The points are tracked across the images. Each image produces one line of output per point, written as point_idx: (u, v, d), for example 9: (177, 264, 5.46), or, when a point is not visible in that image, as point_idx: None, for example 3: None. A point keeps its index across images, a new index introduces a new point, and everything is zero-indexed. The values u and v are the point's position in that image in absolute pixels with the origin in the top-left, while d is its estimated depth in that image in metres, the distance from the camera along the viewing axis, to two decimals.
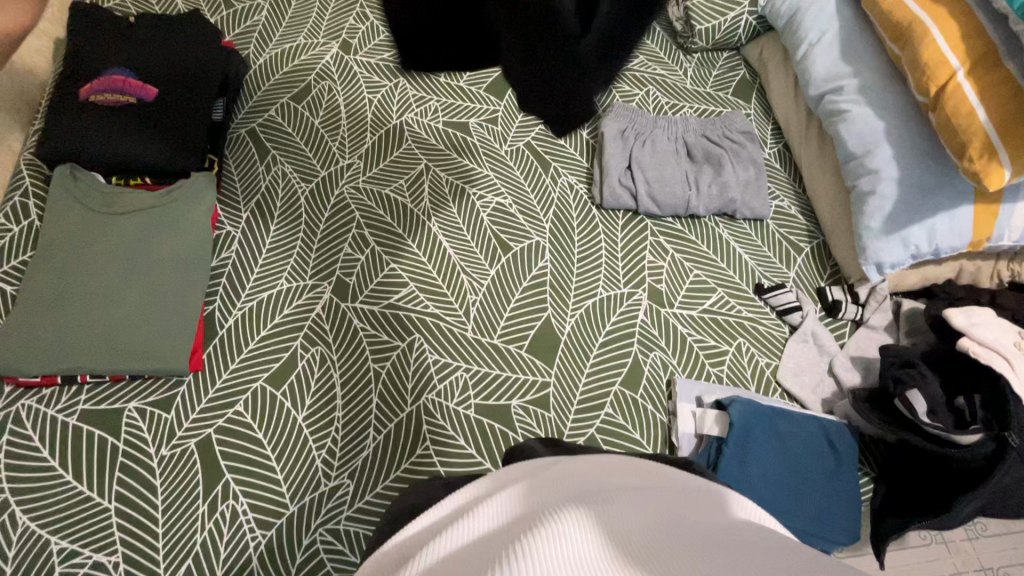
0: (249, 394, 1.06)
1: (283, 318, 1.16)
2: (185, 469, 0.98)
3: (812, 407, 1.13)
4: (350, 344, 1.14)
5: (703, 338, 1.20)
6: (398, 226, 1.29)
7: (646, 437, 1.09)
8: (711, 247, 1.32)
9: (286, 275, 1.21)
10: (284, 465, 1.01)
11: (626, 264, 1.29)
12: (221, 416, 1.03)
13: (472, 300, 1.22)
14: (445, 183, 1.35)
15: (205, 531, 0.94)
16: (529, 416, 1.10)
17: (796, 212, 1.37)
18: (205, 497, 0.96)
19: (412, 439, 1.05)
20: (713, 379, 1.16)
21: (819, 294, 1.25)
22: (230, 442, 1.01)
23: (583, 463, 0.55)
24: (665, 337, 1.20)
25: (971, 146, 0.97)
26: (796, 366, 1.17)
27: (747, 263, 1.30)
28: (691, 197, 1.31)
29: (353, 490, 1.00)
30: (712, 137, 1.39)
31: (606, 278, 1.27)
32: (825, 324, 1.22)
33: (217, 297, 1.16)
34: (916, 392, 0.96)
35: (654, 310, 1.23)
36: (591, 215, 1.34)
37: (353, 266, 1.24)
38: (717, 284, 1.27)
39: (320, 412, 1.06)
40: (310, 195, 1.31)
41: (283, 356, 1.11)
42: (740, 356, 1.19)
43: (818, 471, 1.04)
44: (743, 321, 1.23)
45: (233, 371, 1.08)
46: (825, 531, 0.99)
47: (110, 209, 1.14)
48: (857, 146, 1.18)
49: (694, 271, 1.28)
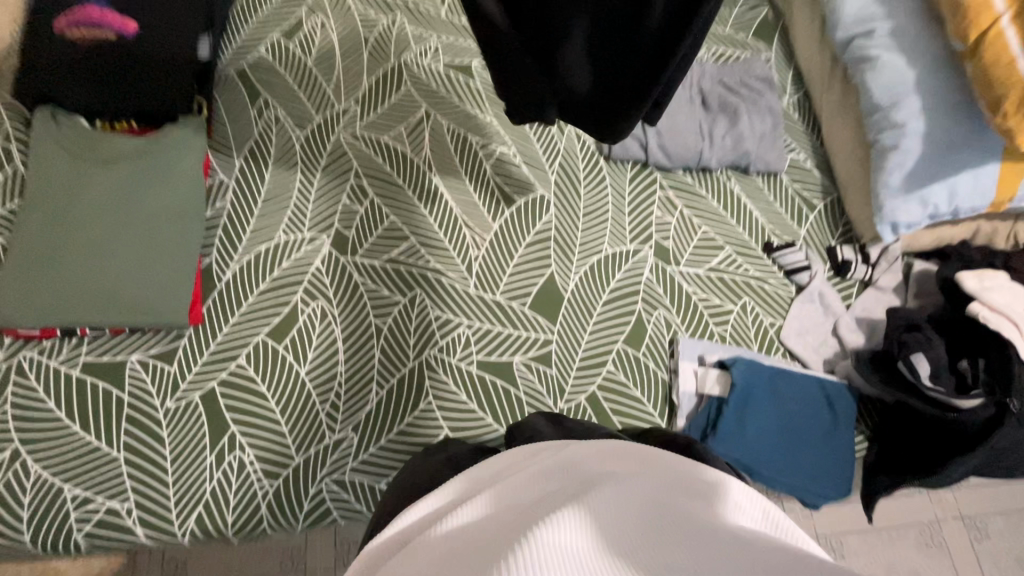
0: (251, 348, 1.06)
1: (282, 271, 1.13)
2: (190, 421, 0.99)
3: (813, 367, 1.13)
4: (350, 299, 1.13)
5: (709, 297, 1.19)
6: (398, 176, 1.24)
7: (647, 394, 1.10)
8: (722, 202, 1.27)
9: (284, 226, 1.17)
10: (288, 419, 1.02)
11: (634, 219, 1.25)
12: (224, 369, 1.03)
13: (475, 255, 1.20)
14: (446, 131, 1.29)
15: (215, 480, 0.97)
16: (531, 372, 1.11)
17: (811, 166, 1.31)
18: (212, 448, 0.98)
19: (415, 394, 1.06)
20: (716, 338, 1.15)
21: (829, 253, 1.23)
22: (234, 395, 1.02)
23: (589, 453, 0.55)
24: (670, 295, 1.19)
25: (1008, 100, 0.92)
26: (801, 326, 1.16)
27: (758, 219, 1.26)
28: (704, 148, 1.25)
29: (357, 443, 1.02)
30: (729, 84, 1.32)
31: (612, 234, 1.23)
32: (833, 283, 1.20)
33: (213, 250, 1.14)
34: (921, 356, 0.96)
35: (660, 268, 1.21)
36: (599, 166, 1.28)
37: (352, 218, 1.20)
38: (725, 241, 1.24)
39: (322, 367, 1.06)
40: (305, 142, 1.25)
41: (284, 310, 1.10)
42: (744, 315, 1.18)
43: (812, 430, 1.05)
44: (749, 280, 1.21)
45: (233, 326, 1.07)
46: (816, 486, 1.02)
47: (98, 156, 1.09)
48: (884, 97, 1.11)
49: (702, 227, 1.25)
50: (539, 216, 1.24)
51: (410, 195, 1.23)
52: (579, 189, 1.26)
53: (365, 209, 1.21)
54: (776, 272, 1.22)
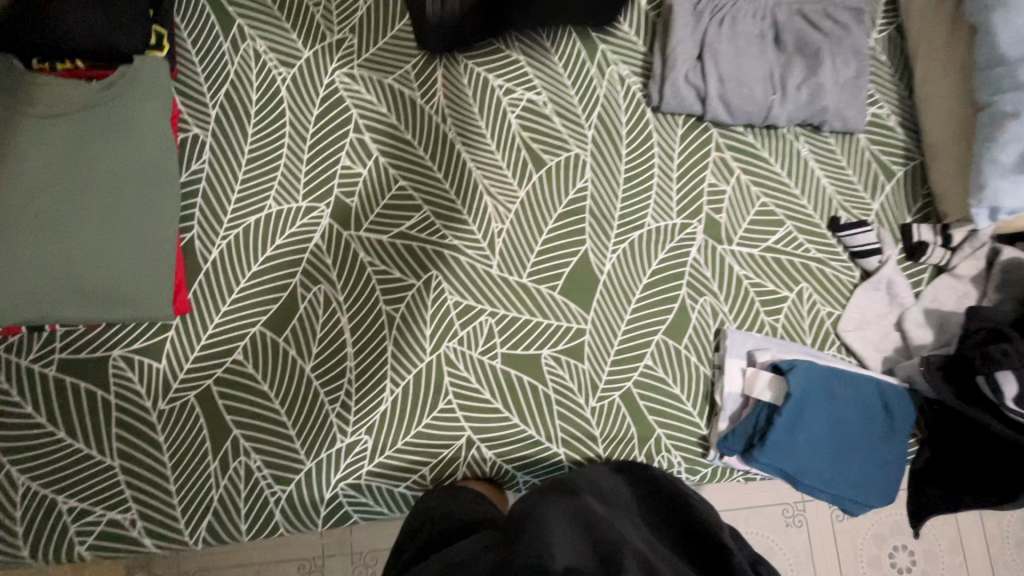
0: (248, 340, 0.94)
1: (277, 250, 0.98)
2: (188, 424, 0.90)
3: (870, 364, 1.03)
4: (357, 283, 0.99)
5: (762, 283, 1.05)
6: (405, 129, 1.04)
7: (686, 392, 1.00)
8: (785, 168, 1.09)
9: (275, 193, 1.00)
10: (295, 420, 0.93)
11: (682, 188, 1.07)
12: (220, 365, 0.93)
13: (498, 229, 1.03)
14: (462, 70, 1.06)
15: (221, 488, 0.89)
16: (562, 367, 1.00)
17: (894, 124, 1.11)
18: (215, 454, 0.90)
19: (434, 393, 0.96)
20: (766, 330, 1.04)
21: (903, 233, 1.07)
22: (234, 396, 0.92)
23: None
24: (718, 280, 1.05)
25: None
26: (861, 318, 1.04)
27: (826, 190, 1.09)
28: (774, 102, 1.04)
29: (372, 446, 0.93)
30: (811, 16, 1.07)
31: (656, 206, 1.06)
32: (903, 269, 1.06)
33: (194, 223, 0.97)
34: (1009, 373, 0.85)
35: (710, 247, 1.05)
36: (645, 120, 1.08)
37: (353, 183, 1.02)
38: (785, 215, 1.08)
39: (330, 362, 0.95)
40: (292, 85, 1.03)
41: (282, 296, 0.97)
42: (800, 304, 1.05)
43: (865, 438, 0.96)
44: (809, 263, 1.06)
45: (225, 314, 0.95)
46: (864, 496, 0.96)
47: (38, 111, 0.88)
48: (1013, 48, 0.90)
49: (761, 198, 1.08)
50: (575, 183, 1.05)
51: (422, 155, 1.04)
52: (620, 148, 1.07)
53: (369, 172, 1.03)
54: (839, 255, 1.07)
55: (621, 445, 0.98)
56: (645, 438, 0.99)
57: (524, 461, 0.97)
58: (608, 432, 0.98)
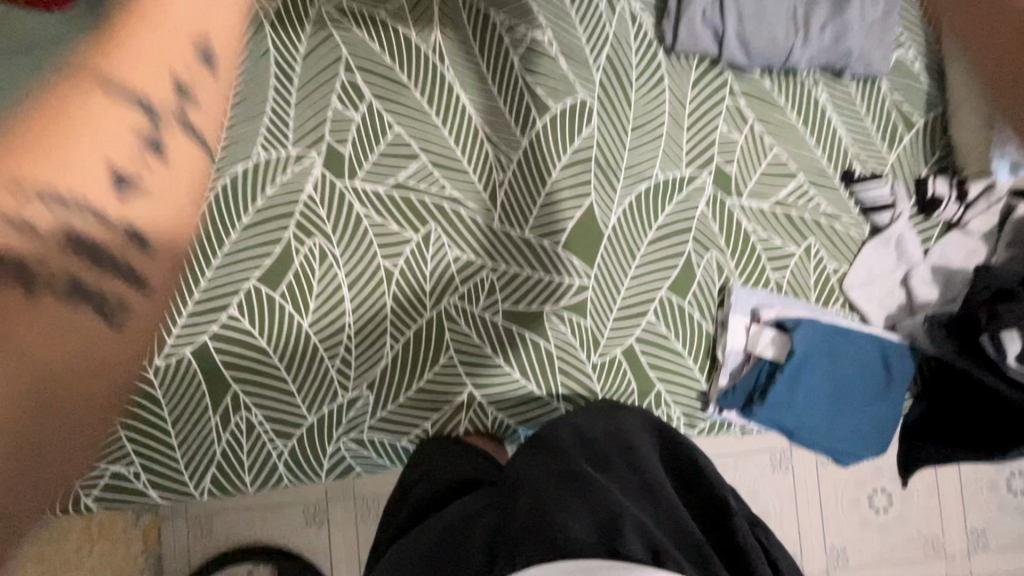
0: (242, 296, 0.92)
1: (268, 201, 0.94)
2: (186, 380, 0.89)
3: (872, 321, 1.02)
4: (353, 236, 0.95)
5: (770, 239, 1.02)
6: (400, 70, 0.97)
7: (688, 348, 1.00)
8: (801, 116, 1.04)
9: (262, 140, 0.94)
10: (295, 376, 0.92)
11: (692, 137, 1.02)
12: (215, 321, 0.91)
13: (499, 180, 0.99)
14: (462, 4, 0.98)
15: (223, 442, 0.90)
16: (563, 324, 0.98)
17: (920, 69, 1.05)
18: (215, 409, 0.90)
19: (434, 348, 0.95)
20: (772, 287, 1.02)
21: (917, 187, 1.04)
22: (231, 352, 0.90)
23: None
24: (726, 235, 1.02)
25: None
26: (867, 275, 1.03)
27: (842, 141, 1.04)
28: (796, 44, 0.97)
29: (373, 401, 0.93)
30: None
31: (665, 158, 1.01)
32: (914, 225, 1.04)
33: None
34: (1014, 332, 0.85)
35: (719, 201, 1.02)
36: (657, 62, 1.01)
37: (345, 129, 0.96)
38: (799, 167, 1.03)
39: (328, 318, 0.93)
40: (274, 18, 0.94)
41: (276, 250, 0.93)
42: (807, 260, 1.03)
43: (863, 394, 0.97)
44: (820, 218, 1.03)
45: (216, 269, 0.92)
46: (856, 449, 0.98)
47: None
48: None
49: (775, 148, 1.03)
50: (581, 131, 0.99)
51: (418, 100, 0.97)
52: (629, 94, 1.00)
53: (362, 117, 0.96)
54: (850, 209, 1.04)
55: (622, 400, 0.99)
56: (646, 394, 0.99)
57: (525, 415, 0.97)
58: (609, 387, 0.98)
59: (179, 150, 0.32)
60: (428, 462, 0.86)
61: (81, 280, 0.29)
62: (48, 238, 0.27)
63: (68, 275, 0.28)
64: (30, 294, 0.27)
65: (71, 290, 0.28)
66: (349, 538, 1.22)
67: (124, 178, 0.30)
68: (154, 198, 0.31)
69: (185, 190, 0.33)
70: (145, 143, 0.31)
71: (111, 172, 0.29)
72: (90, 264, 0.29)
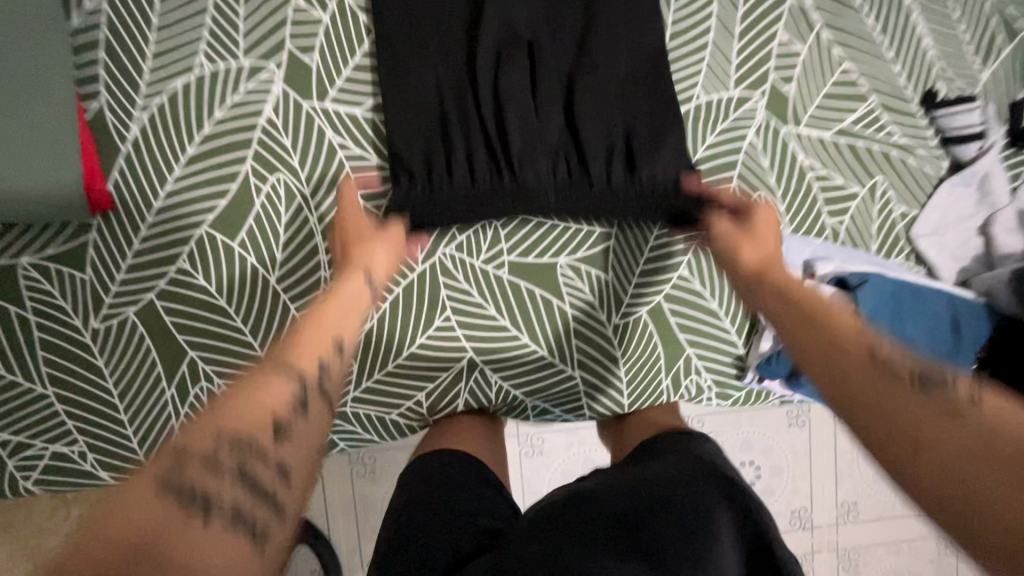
0: (192, 245, 0.75)
1: (218, 126, 0.76)
2: (131, 347, 0.75)
3: (942, 277, 0.87)
4: (326, 173, 0.78)
5: (829, 177, 0.85)
6: None
7: (725, 308, 0.85)
8: (879, 23, 0.84)
9: (205, 46, 0.75)
10: (263, 341, 0.77)
11: (742, 49, 0.82)
12: (163, 276, 0.75)
13: None
14: None
15: (181, 417, 0.76)
16: (580, 278, 0.83)
17: None
18: (169, 380, 0.76)
19: (428, 308, 0.81)
20: (827, 236, 0.86)
21: (1011, 113, 0.86)
22: (184, 313, 0.75)
23: None
24: (777, 172, 0.84)
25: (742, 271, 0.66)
26: (940, 221, 0.86)
27: (926, 54, 0.85)
28: None
29: (358, 369, 0.80)
30: None
31: (707, 75, 0.82)
32: (1004, 160, 0.86)
33: (100, 89, 0.74)
34: None
35: (772, 128, 0.84)
36: None
37: (312, 35, 0.77)
38: (870, 87, 0.85)
39: (299, 272, 0.77)
40: None
41: (232, 188, 0.76)
42: (871, 203, 0.86)
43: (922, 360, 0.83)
44: (890, 151, 0.86)
45: (158, 213, 0.75)
46: None
47: None
48: None
49: (844, 62, 0.84)
50: (623, 46, 0.79)
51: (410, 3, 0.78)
52: None
53: (331, 18, 0.77)
54: (928, 140, 0.86)
55: (645, 367, 0.85)
56: (673, 360, 0.86)
57: (534, 387, 0.83)
58: (631, 353, 0.84)
59: (309, 424, 0.48)
60: (426, 456, 0.76)
61: (241, 509, 0.42)
62: (201, 456, 0.41)
63: (233, 505, 0.41)
64: (205, 518, 0.40)
65: (239, 481, 0.42)
66: (343, 497, 1.13)
67: (283, 433, 0.45)
68: (295, 445, 0.46)
69: (307, 455, 0.47)
70: (297, 408, 0.47)
71: (272, 427, 0.45)
72: (237, 488, 0.42)
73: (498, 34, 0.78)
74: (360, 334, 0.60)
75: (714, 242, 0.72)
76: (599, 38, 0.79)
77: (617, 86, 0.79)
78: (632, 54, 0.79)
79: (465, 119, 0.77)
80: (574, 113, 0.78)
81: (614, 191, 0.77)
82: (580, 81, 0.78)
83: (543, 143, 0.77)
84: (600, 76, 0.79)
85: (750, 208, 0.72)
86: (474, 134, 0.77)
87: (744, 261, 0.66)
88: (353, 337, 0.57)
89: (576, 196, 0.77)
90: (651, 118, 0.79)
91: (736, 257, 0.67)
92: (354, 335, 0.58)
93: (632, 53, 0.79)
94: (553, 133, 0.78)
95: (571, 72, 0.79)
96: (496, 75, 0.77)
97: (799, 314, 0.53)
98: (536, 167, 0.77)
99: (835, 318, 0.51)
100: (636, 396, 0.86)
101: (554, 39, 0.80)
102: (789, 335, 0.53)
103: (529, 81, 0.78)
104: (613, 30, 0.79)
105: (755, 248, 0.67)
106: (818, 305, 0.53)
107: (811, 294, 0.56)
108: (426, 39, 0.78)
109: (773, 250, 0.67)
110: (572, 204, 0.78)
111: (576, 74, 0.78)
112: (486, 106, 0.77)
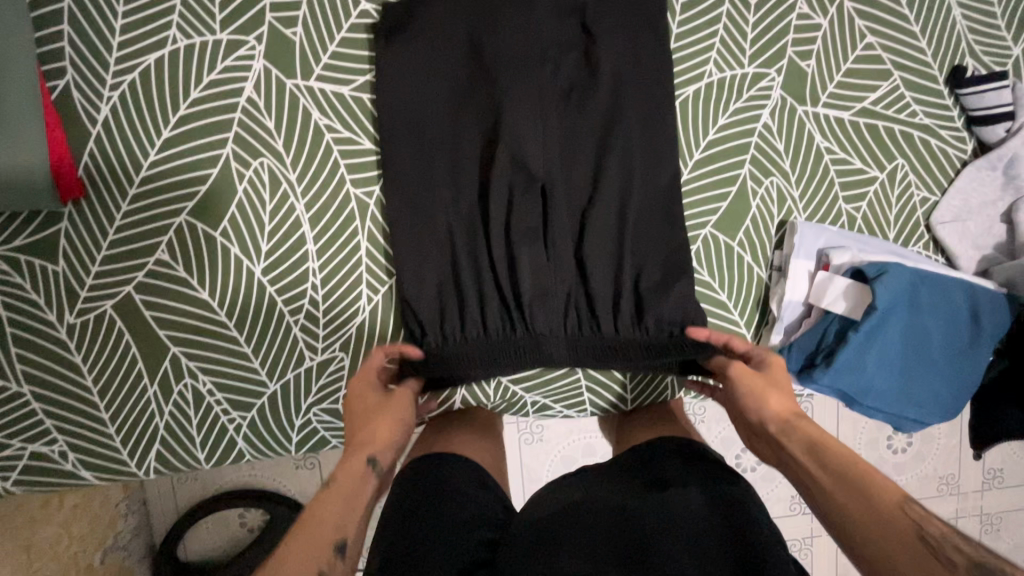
0: (171, 235, 0.71)
1: (195, 106, 0.71)
2: (110, 342, 0.71)
3: (961, 265, 0.83)
4: (312, 157, 0.73)
5: (847, 161, 0.80)
6: None
7: (733, 299, 0.82)
8: None
9: (178, 18, 0.69)
10: (250, 336, 0.73)
11: (759, 22, 0.77)
12: (141, 268, 0.71)
13: None
14: None
15: (166, 415, 0.73)
16: None
17: None
18: (152, 377, 0.72)
19: None
20: (843, 223, 0.82)
21: None
22: (164, 307, 0.71)
23: None
24: (791, 156, 0.80)
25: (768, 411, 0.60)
26: (961, 206, 0.82)
27: (956, 27, 0.79)
28: None
29: (350, 364, 0.76)
30: None
31: (720, 51, 0.77)
32: None
33: (65, 66, 0.68)
34: None
35: (789, 107, 0.78)
36: None
37: (294, 5, 0.71)
38: (895, 64, 0.79)
39: (286, 263, 0.73)
40: None
41: (213, 174, 0.71)
42: (889, 188, 0.82)
43: (938, 351, 0.79)
44: (912, 132, 0.81)
45: (133, 201, 0.70)
46: (924, 417, 0.82)
47: None
48: None
49: (867, 36, 0.78)
50: (639, 36, 0.73)
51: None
52: None
53: None
54: (954, 121, 0.81)
55: None
56: None
57: (534, 382, 0.80)
58: None
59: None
60: (423, 458, 0.73)
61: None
62: None
63: None
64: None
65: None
66: None
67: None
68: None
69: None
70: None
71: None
72: None
73: (508, 172, 0.72)
74: (363, 528, 0.55)
75: (728, 391, 0.66)
76: (618, 175, 0.73)
77: (635, 233, 0.73)
78: (647, 188, 0.74)
79: (476, 260, 0.71)
80: (588, 260, 0.72)
81: (626, 345, 0.71)
82: (592, 220, 0.72)
83: (556, 290, 0.71)
84: (612, 207, 0.73)
85: (767, 359, 0.66)
86: (483, 285, 0.71)
87: (768, 416, 0.60)
88: (358, 534, 0.53)
89: (586, 352, 0.72)
90: (669, 268, 0.73)
91: (765, 404, 0.61)
92: (360, 534, 0.53)
93: (651, 192, 0.74)
94: (567, 284, 0.72)
95: (584, 210, 0.73)
96: (506, 222, 0.72)
97: (847, 492, 0.49)
98: (548, 315, 0.71)
99: (890, 503, 0.47)
100: (639, 390, 0.83)
101: (567, 172, 0.73)
102: (842, 516, 0.48)
103: (541, 225, 0.72)
104: (629, 155, 0.73)
105: (783, 398, 0.61)
106: (860, 478, 0.49)
107: (858, 460, 0.52)
108: (433, 169, 0.72)
109: (789, 394, 0.62)
110: (585, 355, 0.72)
111: (590, 216, 0.72)
112: (496, 252, 0.71)
